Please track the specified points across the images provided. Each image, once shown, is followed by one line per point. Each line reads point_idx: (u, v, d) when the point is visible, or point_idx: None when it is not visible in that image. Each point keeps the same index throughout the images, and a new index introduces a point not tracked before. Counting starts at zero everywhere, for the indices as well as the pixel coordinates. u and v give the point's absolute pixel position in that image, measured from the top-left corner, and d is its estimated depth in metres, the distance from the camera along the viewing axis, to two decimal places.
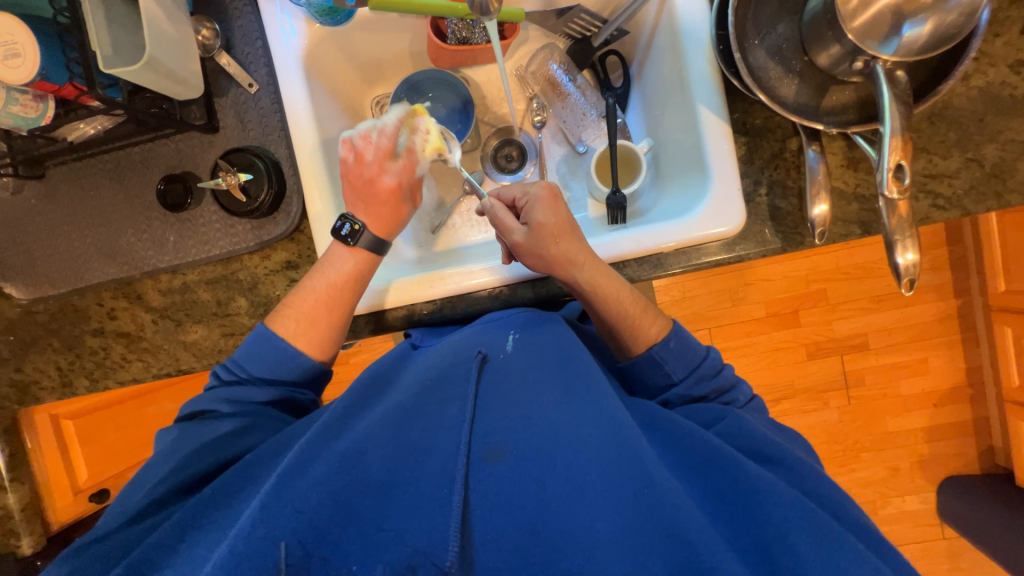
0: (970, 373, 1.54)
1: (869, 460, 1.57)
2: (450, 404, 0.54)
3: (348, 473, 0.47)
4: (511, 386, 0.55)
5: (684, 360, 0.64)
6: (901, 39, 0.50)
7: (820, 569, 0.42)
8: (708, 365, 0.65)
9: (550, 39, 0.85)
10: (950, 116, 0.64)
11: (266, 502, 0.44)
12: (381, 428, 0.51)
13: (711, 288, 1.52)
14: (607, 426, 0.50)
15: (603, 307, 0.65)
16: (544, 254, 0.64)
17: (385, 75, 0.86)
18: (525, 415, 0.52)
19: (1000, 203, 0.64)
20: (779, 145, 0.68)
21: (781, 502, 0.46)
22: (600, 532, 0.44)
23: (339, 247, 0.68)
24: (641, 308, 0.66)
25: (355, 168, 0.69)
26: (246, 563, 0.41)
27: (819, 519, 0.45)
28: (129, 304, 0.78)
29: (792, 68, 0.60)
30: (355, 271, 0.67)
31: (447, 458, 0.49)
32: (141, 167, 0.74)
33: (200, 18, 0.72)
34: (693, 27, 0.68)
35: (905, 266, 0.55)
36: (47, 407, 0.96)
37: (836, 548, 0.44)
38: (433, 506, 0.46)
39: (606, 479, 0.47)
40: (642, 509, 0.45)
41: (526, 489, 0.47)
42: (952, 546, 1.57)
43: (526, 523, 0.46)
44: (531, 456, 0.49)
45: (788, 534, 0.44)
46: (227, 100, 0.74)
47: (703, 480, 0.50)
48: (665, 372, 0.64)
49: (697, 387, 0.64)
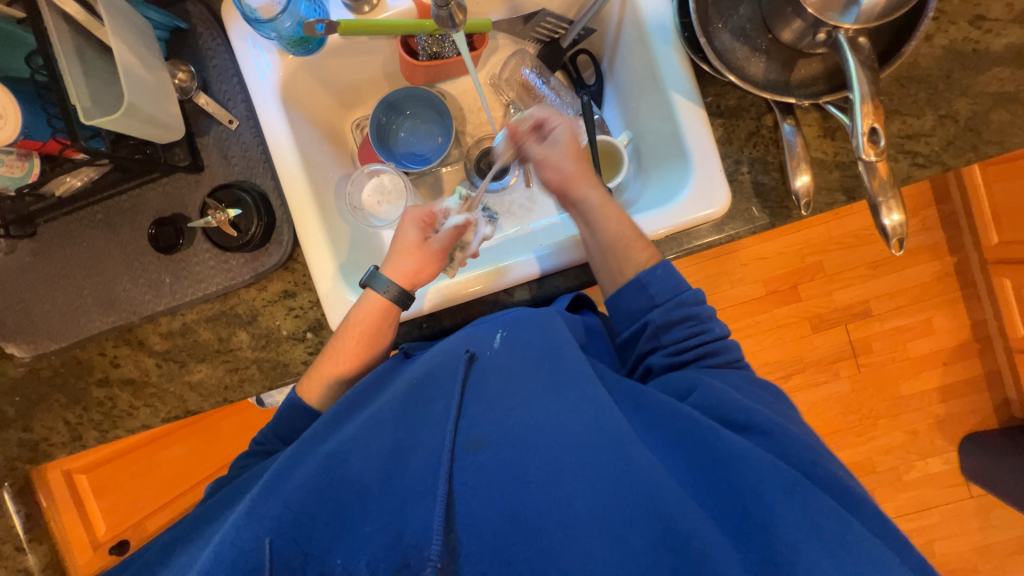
0: (975, 328, 1.54)
1: (887, 426, 1.56)
2: (437, 401, 0.54)
3: (331, 473, 0.48)
4: (495, 380, 0.54)
5: (668, 286, 0.63)
6: (860, 7, 0.51)
7: (791, 525, 0.43)
8: (689, 295, 0.63)
9: (520, 45, 0.86)
10: (918, 77, 0.65)
11: (251, 509, 0.46)
12: (367, 429, 0.51)
13: (707, 272, 1.53)
14: (587, 411, 0.50)
15: (602, 226, 0.67)
16: (563, 168, 0.71)
17: (362, 98, 0.88)
18: (505, 406, 0.51)
19: (979, 155, 0.64)
20: (755, 123, 0.69)
21: (758, 464, 0.46)
22: (579, 509, 0.45)
23: (372, 296, 0.67)
24: (636, 233, 0.66)
25: (416, 246, 0.69)
26: (233, 566, 0.43)
27: (794, 479, 0.45)
28: (132, 350, 0.78)
29: (758, 46, 0.61)
30: (369, 327, 0.66)
31: (432, 455, 0.49)
32: (131, 214, 0.75)
33: (175, 61, 0.73)
34: (657, 18, 0.69)
35: (892, 227, 0.55)
36: (59, 463, 0.98)
37: (809, 502, 0.44)
38: (419, 499, 0.47)
39: (586, 460, 0.47)
40: (621, 486, 0.45)
41: (508, 476, 0.47)
42: (980, 504, 1.55)
43: (506, 508, 0.46)
44: (513, 443, 0.48)
45: (762, 494, 0.44)
46: (209, 138, 0.75)
47: (688, 452, 0.49)
48: (648, 295, 0.63)
49: (677, 312, 0.62)
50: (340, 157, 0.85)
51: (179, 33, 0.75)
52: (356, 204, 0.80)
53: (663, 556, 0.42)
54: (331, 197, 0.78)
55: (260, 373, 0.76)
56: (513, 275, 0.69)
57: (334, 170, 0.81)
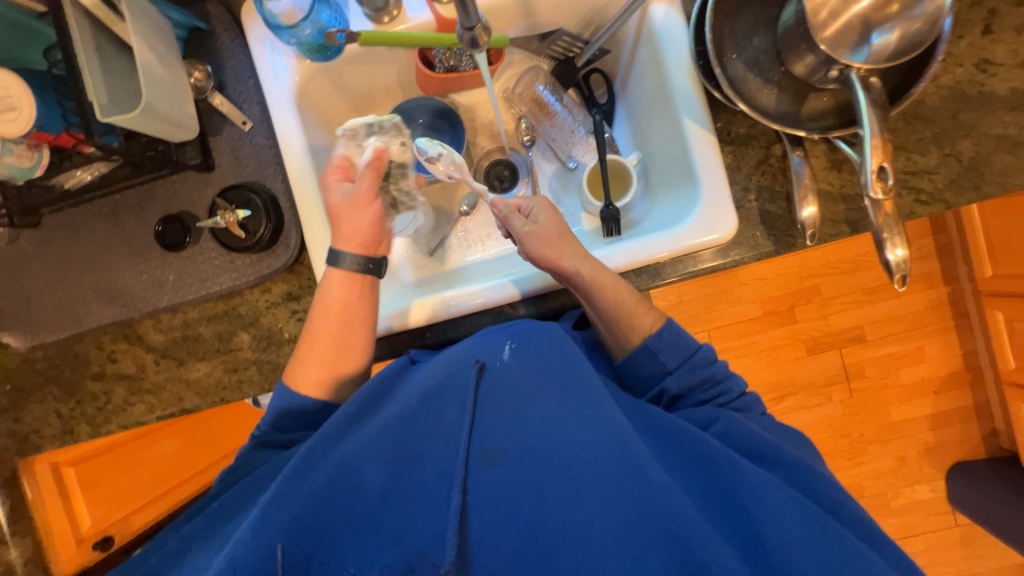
0: (967, 358, 1.56)
1: (876, 452, 1.57)
2: (449, 411, 0.53)
3: (340, 486, 0.47)
4: (510, 392, 0.54)
5: (678, 350, 0.65)
6: (871, 47, 0.53)
7: (812, 563, 0.43)
8: (701, 356, 0.65)
9: (535, 61, 0.88)
10: (924, 115, 0.66)
11: (266, 511, 0.45)
12: (379, 438, 0.50)
13: (705, 290, 1.54)
14: (604, 430, 0.50)
15: (600, 300, 0.65)
16: (542, 250, 0.67)
17: (376, 104, 0.88)
18: (520, 420, 0.52)
19: (980, 195, 0.66)
20: (764, 152, 0.70)
21: (779, 496, 0.47)
22: (596, 529, 0.45)
23: (334, 273, 0.67)
24: (635, 299, 0.67)
25: (346, 201, 0.67)
26: (242, 567, 0.42)
27: (817, 514, 0.46)
28: (130, 345, 0.77)
29: (770, 78, 0.62)
30: (347, 304, 0.67)
31: (446, 464, 0.49)
32: (138, 210, 0.75)
33: (192, 60, 0.74)
34: (672, 43, 0.70)
35: (896, 262, 0.56)
36: (47, 456, 0.96)
37: (832, 539, 0.44)
38: (434, 509, 0.47)
39: (602, 477, 0.47)
40: (639, 507, 0.46)
41: (525, 491, 0.47)
42: (966, 533, 1.56)
43: (523, 523, 0.46)
44: (530, 459, 0.49)
45: (784, 529, 0.45)
46: (221, 138, 0.75)
47: (704, 478, 0.51)
48: (659, 361, 0.65)
49: (691, 376, 0.64)
50: None
51: (197, 33, 0.75)
52: None
53: None
54: None
55: (259, 374, 0.76)
56: (496, 294, 0.70)
57: None
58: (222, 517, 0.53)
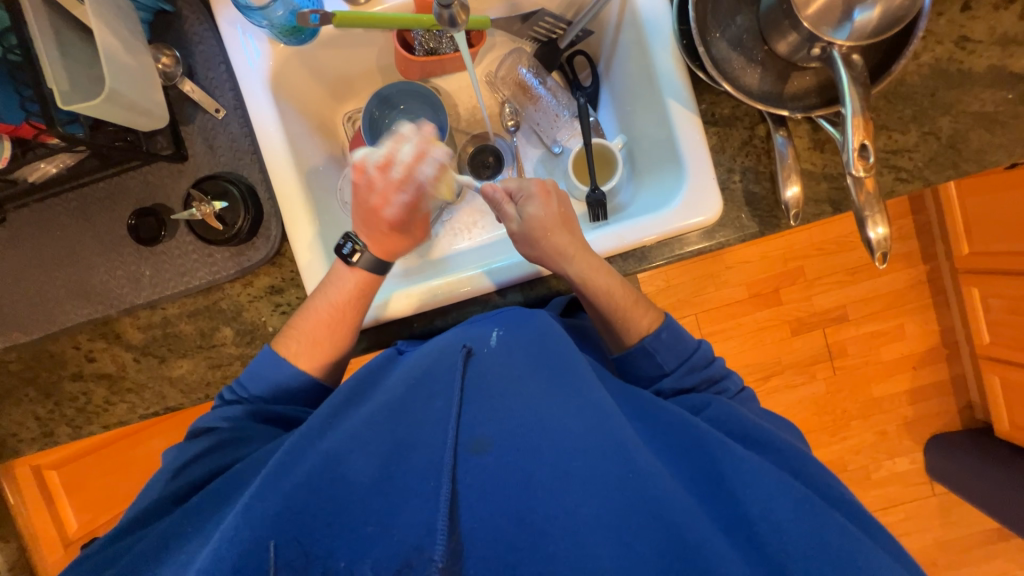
0: (944, 334, 1.61)
1: (858, 427, 1.62)
2: (437, 399, 0.53)
3: (328, 478, 0.46)
4: (498, 380, 0.54)
5: (676, 351, 0.66)
6: (853, 24, 0.52)
7: (798, 544, 0.44)
8: (700, 355, 0.66)
9: (517, 44, 0.86)
10: (905, 94, 0.67)
11: (250, 503, 0.45)
12: (368, 427, 0.50)
13: (693, 274, 1.55)
14: (592, 417, 0.50)
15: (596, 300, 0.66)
16: (535, 246, 0.67)
17: (355, 90, 0.86)
18: (509, 408, 0.51)
19: (958, 172, 0.66)
20: (748, 133, 0.70)
21: (765, 480, 0.48)
22: (585, 516, 0.45)
23: (341, 266, 0.68)
24: (632, 300, 0.67)
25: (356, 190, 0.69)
26: (233, 567, 0.41)
27: (803, 496, 0.48)
28: (108, 344, 0.75)
29: (754, 57, 0.62)
30: (356, 290, 0.68)
31: (434, 453, 0.49)
32: (109, 204, 0.72)
33: (159, 46, 0.71)
34: (655, 22, 0.69)
35: (877, 240, 0.57)
36: (27, 460, 0.94)
37: (815, 521, 0.46)
38: (422, 500, 0.46)
39: (591, 464, 0.47)
40: (628, 494, 0.46)
41: (514, 480, 0.48)
42: (942, 502, 1.63)
43: (512, 512, 0.46)
44: (519, 446, 0.49)
45: (772, 514, 0.46)
46: (194, 127, 0.72)
47: (692, 464, 0.51)
48: (657, 362, 0.65)
49: (689, 377, 0.65)
50: (330, 151, 0.83)
51: (163, 16, 0.72)
52: (348, 199, 0.79)
53: (668, 566, 0.43)
54: (320, 192, 0.76)
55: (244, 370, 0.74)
56: (490, 282, 0.69)
57: (325, 164, 0.80)
58: (206, 512, 0.52)
